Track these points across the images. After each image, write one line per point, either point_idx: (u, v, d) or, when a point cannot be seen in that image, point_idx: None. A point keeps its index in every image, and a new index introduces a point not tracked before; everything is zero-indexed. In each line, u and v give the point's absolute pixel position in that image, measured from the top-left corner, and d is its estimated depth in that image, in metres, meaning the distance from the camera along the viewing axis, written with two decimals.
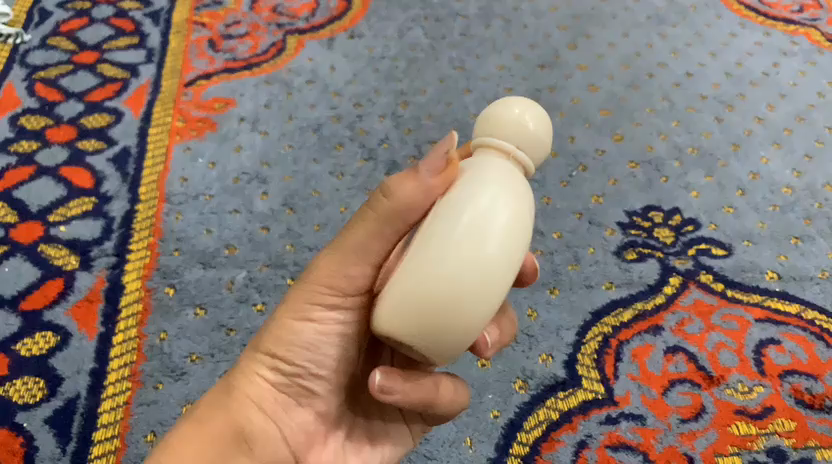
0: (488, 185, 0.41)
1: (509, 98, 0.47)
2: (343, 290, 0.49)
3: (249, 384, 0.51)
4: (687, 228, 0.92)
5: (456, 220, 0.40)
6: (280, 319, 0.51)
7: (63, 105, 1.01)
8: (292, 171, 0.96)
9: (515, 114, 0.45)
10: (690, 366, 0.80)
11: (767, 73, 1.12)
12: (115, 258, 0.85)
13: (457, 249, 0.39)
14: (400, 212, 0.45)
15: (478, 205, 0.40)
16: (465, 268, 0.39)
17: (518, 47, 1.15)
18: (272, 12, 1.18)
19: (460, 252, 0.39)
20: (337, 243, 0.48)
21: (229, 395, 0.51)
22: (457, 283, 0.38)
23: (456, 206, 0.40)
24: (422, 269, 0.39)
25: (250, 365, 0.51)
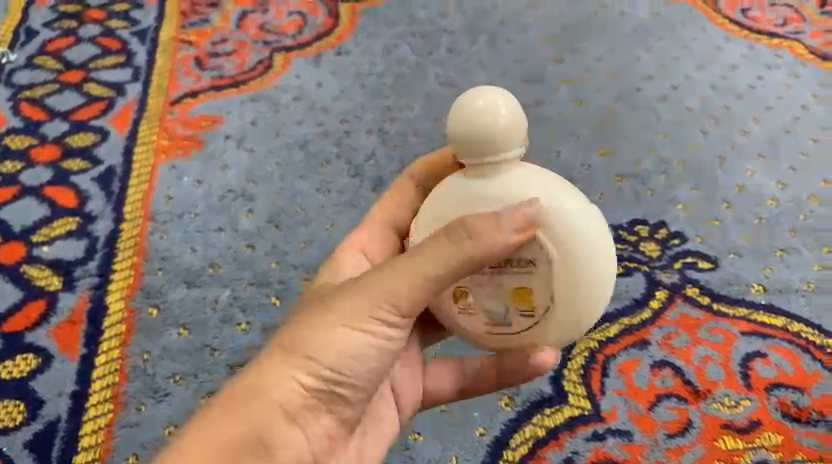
0: (566, 205, 0.47)
1: (459, 101, 0.48)
2: (402, 308, 0.48)
3: (276, 387, 0.48)
4: (673, 242, 0.92)
5: (574, 259, 0.48)
6: (331, 324, 0.49)
7: (48, 124, 1.01)
8: (277, 189, 0.96)
9: (483, 104, 0.47)
10: (677, 381, 0.80)
11: (752, 86, 1.13)
12: (98, 278, 0.84)
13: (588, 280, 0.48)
14: (478, 256, 0.46)
15: (583, 246, 0.48)
16: (595, 289, 0.49)
17: (504, 62, 1.16)
18: (259, 29, 1.18)
19: (592, 282, 0.48)
20: (405, 263, 0.48)
21: (254, 395, 0.48)
22: (595, 300, 0.49)
23: (567, 251, 0.48)
24: (567, 304, 0.49)
25: (283, 366, 0.49)
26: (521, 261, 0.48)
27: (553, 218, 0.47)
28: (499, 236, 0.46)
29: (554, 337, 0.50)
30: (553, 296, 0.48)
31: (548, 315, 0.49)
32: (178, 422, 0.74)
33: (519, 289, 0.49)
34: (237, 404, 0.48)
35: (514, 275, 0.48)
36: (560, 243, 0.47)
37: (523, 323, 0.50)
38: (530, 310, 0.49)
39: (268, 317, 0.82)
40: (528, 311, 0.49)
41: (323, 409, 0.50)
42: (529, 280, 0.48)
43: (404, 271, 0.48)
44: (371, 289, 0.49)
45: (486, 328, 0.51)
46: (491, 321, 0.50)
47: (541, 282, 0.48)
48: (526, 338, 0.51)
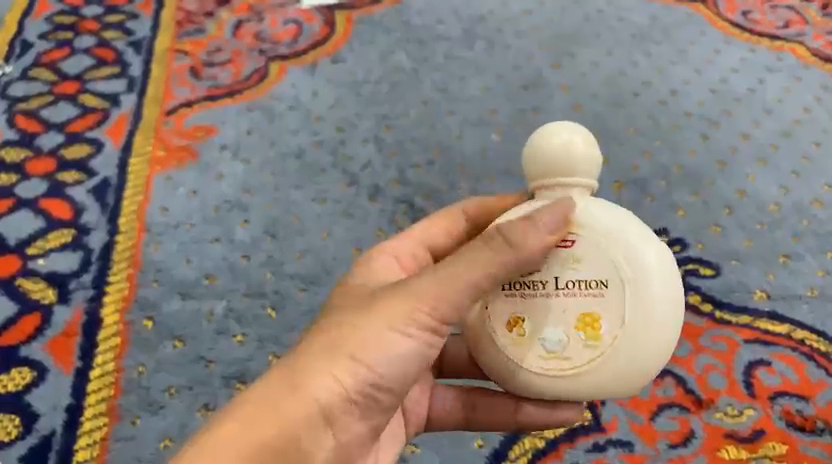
0: (651, 258, 0.50)
1: (544, 132, 0.52)
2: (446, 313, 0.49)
3: (313, 389, 0.47)
4: (674, 249, 0.92)
5: (642, 280, 0.49)
6: (376, 332, 0.48)
7: (43, 136, 1.01)
8: (273, 199, 0.95)
9: (559, 142, 0.51)
10: (679, 390, 0.79)
11: (752, 91, 1.12)
12: (93, 291, 0.84)
13: (656, 304, 0.49)
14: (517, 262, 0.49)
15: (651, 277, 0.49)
16: (663, 327, 0.49)
17: (501, 69, 1.15)
18: (255, 38, 1.18)
19: (661, 307, 0.49)
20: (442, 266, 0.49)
21: (289, 396, 0.47)
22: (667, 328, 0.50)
23: (642, 288, 0.49)
24: (640, 333, 0.49)
25: (322, 373, 0.48)
26: (587, 284, 0.50)
27: (642, 263, 0.49)
28: (539, 230, 0.49)
29: (628, 372, 0.50)
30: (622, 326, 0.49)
31: (614, 347, 0.49)
32: (173, 436, 0.74)
33: (583, 317, 0.50)
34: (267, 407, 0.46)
35: (579, 301, 0.50)
36: (631, 274, 0.49)
37: (587, 356, 0.50)
38: (595, 339, 0.50)
39: (264, 329, 0.82)
40: (592, 341, 0.50)
41: (359, 415, 0.49)
42: (593, 304, 0.50)
43: (446, 278, 0.49)
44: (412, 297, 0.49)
45: (545, 361, 0.51)
46: (548, 352, 0.50)
47: (609, 304, 0.49)
48: (585, 375, 0.50)
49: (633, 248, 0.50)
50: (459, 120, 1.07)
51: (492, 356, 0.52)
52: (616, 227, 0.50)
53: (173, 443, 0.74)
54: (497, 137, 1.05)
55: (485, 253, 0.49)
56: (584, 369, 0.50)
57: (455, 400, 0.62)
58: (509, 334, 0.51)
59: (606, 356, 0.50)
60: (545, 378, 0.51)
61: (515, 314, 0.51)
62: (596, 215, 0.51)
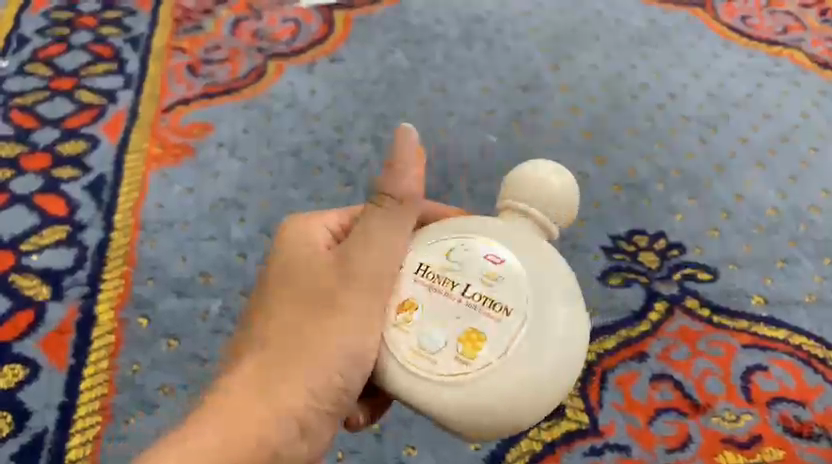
0: (555, 296, 0.56)
1: (536, 163, 0.62)
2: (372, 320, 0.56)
3: (288, 396, 0.55)
4: (673, 252, 0.91)
5: (542, 310, 0.55)
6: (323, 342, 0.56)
7: (39, 131, 1.00)
8: (270, 197, 0.94)
9: (541, 176, 0.60)
10: (676, 394, 0.78)
11: (751, 95, 1.12)
12: (88, 288, 0.83)
13: (548, 338, 0.55)
14: (389, 212, 0.58)
15: (556, 308, 0.56)
16: (531, 373, 0.54)
17: (500, 70, 1.15)
18: (253, 36, 1.17)
19: (548, 343, 0.55)
20: (366, 273, 0.56)
21: (266, 399, 0.55)
22: (552, 361, 0.55)
23: (541, 312, 0.55)
24: (524, 360, 0.54)
25: (286, 382, 0.56)
26: (493, 302, 0.56)
27: (548, 294, 0.56)
28: (409, 178, 0.58)
29: (491, 396, 0.54)
30: (502, 355, 0.54)
31: (477, 373, 0.54)
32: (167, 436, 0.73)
33: (469, 331, 0.55)
34: (244, 412, 0.55)
35: (477, 315, 0.55)
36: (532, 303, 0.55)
37: (452, 368, 0.54)
38: (470, 357, 0.54)
39: None
40: (467, 356, 0.55)
41: (329, 413, 0.58)
42: (488, 321, 0.55)
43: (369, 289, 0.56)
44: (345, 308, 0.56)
45: (415, 359, 0.55)
46: (421, 350, 0.55)
47: (506, 324, 0.55)
48: (454, 385, 0.54)
49: (548, 282, 0.56)
50: (458, 121, 1.07)
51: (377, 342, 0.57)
52: (536, 257, 0.57)
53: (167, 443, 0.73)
54: (496, 139, 1.05)
55: (384, 236, 0.58)
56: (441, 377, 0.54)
57: None
58: (397, 317, 0.57)
59: (474, 376, 0.54)
60: (401, 368, 0.56)
61: (407, 299, 0.57)
62: (523, 242, 0.58)
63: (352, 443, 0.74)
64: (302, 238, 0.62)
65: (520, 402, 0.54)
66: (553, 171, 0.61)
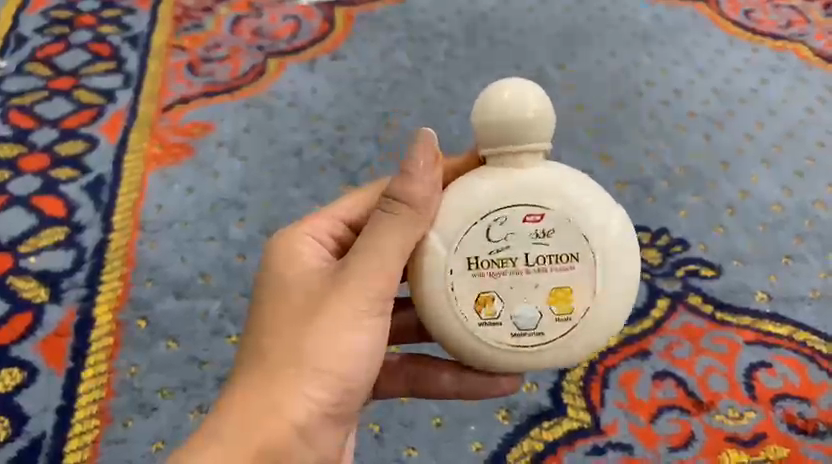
0: (596, 216, 0.52)
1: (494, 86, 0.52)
2: (373, 305, 0.52)
3: (291, 409, 0.51)
4: (676, 249, 0.91)
5: (602, 242, 0.51)
6: (318, 339, 0.52)
7: (37, 132, 1.00)
8: (271, 197, 0.94)
9: (510, 96, 0.50)
10: (679, 392, 0.77)
11: (756, 90, 1.11)
12: (86, 290, 0.82)
13: (620, 261, 0.52)
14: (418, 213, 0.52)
15: (607, 228, 0.52)
16: (624, 292, 0.52)
17: (503, 67, 1.14)
18: (254, 34, 1.17)
19: (622, 265, 0.52)
20: (361, 258, 0.52)
21: (269, 412, 0.51)
22: (627, 274, 0.52)
23: (601, 244, 0.51)
24: (611, 293, 0.52)
25: (287, 389, 0.51)
26: (558, 258, 0.51)
27: (595, 221, 0.51)
28: (421, 180, 0.52)
29: (603, 329, 0.52)
30: (595, 293, 0.52)
31: (586, 319, 0.52)
32: (164, 439, 0.73)
33: (555, 290, 0.52)
34: (246, 428, 0.50)
35: (550, 276, 0.52)
36: (593, 244, 0.51)
37: (558, 330, 0.52)
38: (568, 312, 0.52)
39: None
40: (564, 313, 0.52)
41: (334, 420, 0.54)
42: (567, 278, 0.52)
43: (369, 276, 0.52)
44: (343, 300, 0.52)
45: (518, 337, 0.52)
46: (520, 330, 0.52)
47: (578, 279, 0.52)
48: (563, 342, 0.52)
49: (585, 207, 0.52)
50: (460, 118, 1.06)
51: (450, 328, 0.53)
52: (567, 188, 0.52)
53: (166, 446, 0.73)
54: None
55: (403, 233, 0.51)
56: (555, 343, 0.52)
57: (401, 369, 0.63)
58: (478, 313, 0.52)
59: (577, 329, 0.52)
60: (516, 355, 0.52)
61: (485, 292, 0.52)
62: (546, 184, 0.52)
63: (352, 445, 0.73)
64: (289, 254, 0.56)
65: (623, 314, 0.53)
66: (517, 85, 0.51)
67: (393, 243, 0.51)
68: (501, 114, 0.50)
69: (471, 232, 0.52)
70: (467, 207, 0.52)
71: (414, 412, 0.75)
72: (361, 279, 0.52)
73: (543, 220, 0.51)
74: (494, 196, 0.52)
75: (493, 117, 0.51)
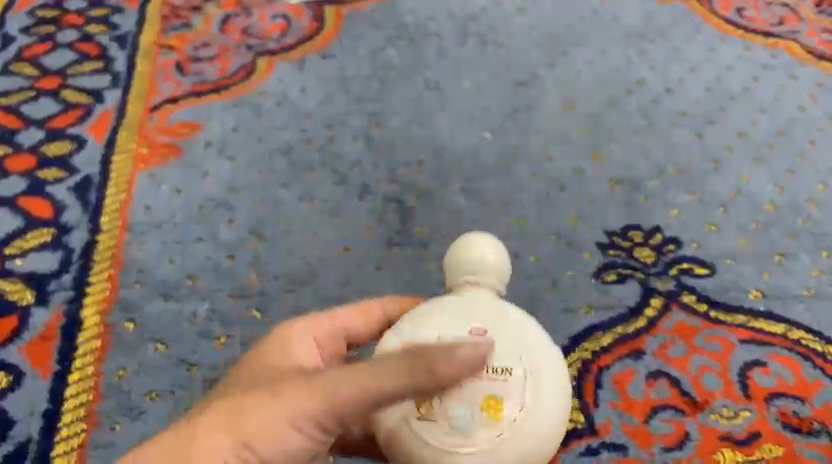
0: (536, 351, 0.56)
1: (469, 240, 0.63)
2: (349, 391, 0.52)
3: (226, 443, 0.53)
4: (668, 248, 0.90)
5: (536, 370, 0.55)
6: (290, 398, 0.53)
7: (24, 132, 0.98)
8: (260, 197, 0.93)
9: (480, 253, 0.62)
10: (673, 391, 0.77)
11: (747, 88, 1.10)
12: (73, 292, 0.81)
13: (549, 390, 0.55)
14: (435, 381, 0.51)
15: (541, 360, 0.56)
16: (551, 423, 0.55)
17: (494, 66, 1.13)
18: (243, 33, 1.16)
19: (549, 395, 0.55)
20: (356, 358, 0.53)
21: (219, 435, 0.54)
22: (553, 398, 0.55)
23: (536, 375, 0.55)
24: (535, 414, 0.54)
25: (239, 426, 0.53)
26: (494, 369, 0.54)
27: (532, 348, 0.56)
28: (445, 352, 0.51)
29: (526, 446, 0.54)
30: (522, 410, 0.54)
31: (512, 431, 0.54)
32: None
33: (488, 398, 0.54)
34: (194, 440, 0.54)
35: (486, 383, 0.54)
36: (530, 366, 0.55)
37: (487, 437, 0.53)
38: (496, 421, 0.54)
39: (248, 332, 0.79)
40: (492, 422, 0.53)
41: None
42: (498, 388, 0.54)
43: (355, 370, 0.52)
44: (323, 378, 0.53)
45: (448, 436, 0.54)
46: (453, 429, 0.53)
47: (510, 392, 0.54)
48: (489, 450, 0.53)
49: (529, 339, 0.56)
50: (451, 118, 1.05)
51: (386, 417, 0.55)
52: (512, 320, 0.57)
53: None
54: (489, 135, 1.03)
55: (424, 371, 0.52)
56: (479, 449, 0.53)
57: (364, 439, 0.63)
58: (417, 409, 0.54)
59: (501, 440, 0.53)
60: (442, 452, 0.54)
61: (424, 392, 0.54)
62: (495, 315, 0.57)
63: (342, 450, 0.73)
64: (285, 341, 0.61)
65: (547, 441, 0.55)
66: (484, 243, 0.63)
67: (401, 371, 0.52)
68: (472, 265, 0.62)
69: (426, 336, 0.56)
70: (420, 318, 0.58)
71: None
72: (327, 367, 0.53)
73: (484, 333, 0.56)
74: (444, 310, 0.57)
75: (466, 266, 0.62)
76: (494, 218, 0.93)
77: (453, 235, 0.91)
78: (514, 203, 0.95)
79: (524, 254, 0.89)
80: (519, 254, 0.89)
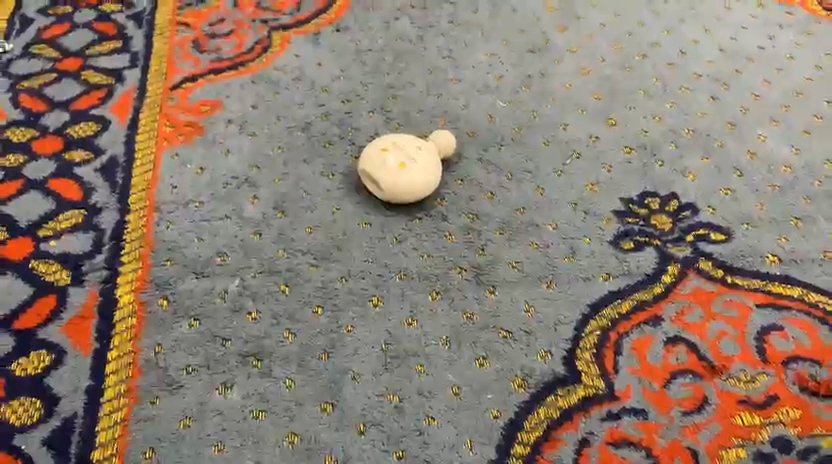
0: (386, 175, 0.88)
1: (372, 169, 0.89)
2: None
3: None
4: (685, 214, 0.91)
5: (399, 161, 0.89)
6: None
7: (48, 115, 0.99)
8: (282, 174, 0.94)
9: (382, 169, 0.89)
10: (691, 357, 0.78)
11: (763, 47, 1.14)
12: (107, 272, 0.83)
13: (393, 173, 0.88)
14: (412, 192, 0.89)
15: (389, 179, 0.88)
16: (399, 172, 0.88)
17: (506, 34, 1.16)
18: (256, 7, 1.18)
19: (391, 174, 0.88)
20: None
21: None
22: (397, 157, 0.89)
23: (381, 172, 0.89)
24: (397, 178, 0.88)
25: None
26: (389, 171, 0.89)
27: (391, 182, 0.88)
28: (418, 176, 0.88)
29: (398, 164, 0.89)
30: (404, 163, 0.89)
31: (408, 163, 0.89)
32: None
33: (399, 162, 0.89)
34: None
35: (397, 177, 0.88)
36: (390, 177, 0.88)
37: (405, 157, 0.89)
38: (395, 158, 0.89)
39: (277, 306, 0.81)
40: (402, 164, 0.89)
41: None
42: (413, 170, 0.88)
43: None
44: None
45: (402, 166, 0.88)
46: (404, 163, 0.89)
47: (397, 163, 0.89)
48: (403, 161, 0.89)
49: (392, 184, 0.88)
50: (466, 86, 1.08)
51: (410, 188, 0.88)
52: (391, 177, 0.88)
53: None
54: (504, 105, 1.05)
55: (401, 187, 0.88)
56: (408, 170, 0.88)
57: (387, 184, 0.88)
58: (401, 185, 0.88)
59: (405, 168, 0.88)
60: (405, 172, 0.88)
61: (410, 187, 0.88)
62: (379, 167, 0.89)
63: (373, 416, 0.73)
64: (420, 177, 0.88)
65: (399, 172, 0.88)
66: (375, 174, 0.89)
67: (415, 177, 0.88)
68: (374, 167, 0.89)
69: (391, 177, 0.88)
70: (388, 177, 0.88)
71: (433, 384, 0.75)
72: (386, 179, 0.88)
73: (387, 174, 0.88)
74: (389, 174, 0.88)
75: (372, 169, 0.90)
76: (512, 188, 0.94)
77: (472, 207, 0.92)
78: (531, 173, 0.96)
79: (542, 224, 0.90)
80: (538, 224, 0.90)
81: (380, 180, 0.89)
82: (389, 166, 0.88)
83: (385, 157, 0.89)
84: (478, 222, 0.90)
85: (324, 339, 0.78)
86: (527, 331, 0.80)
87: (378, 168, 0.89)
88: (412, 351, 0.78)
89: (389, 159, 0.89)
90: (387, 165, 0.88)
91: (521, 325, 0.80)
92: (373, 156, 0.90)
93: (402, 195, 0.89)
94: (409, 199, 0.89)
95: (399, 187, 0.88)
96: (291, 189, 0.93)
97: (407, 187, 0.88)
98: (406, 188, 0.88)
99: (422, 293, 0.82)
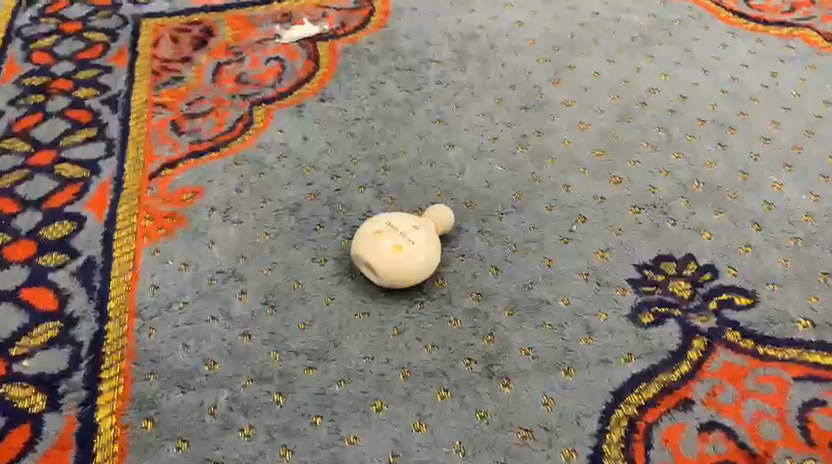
0: (381, 260, 0.81)
1: (365, 253, 0.82)
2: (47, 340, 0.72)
3: None
4: (704, 278, 0.85)
5: (395, 243, 0.82)
6: None
7: (21, 216, 0.94)
8: (270, 263, 0.88)
9: (376, 252, 0.82)
10: (729, 445, 0.71)
11: (766, 86, 1.09)
12: (86, 392, 0.76)
13: (389, 258, 0.81)
14: (411, 276, 0.82)
15: (384, 264, 0.81)
16: (395, 255, 0.81)
17: (497, 91, 1.11)
18: (236, 81, 1.13)
19: (388, 258, 0.81)
20: None
21: None
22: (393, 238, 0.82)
23: (376, 257, 0.82)
24: (395, 262, 0.81)
25: None
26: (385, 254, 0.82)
27: (388, 267, 0.81)
28: (417, 257, 0.82)
29: (394, 247, 0.82)
30: (401, 244, 0.82)
31: (406, 244, 0.82)
32: None
33: (396, 245, 0.82)
34: None
35: (394, 261, 0.81)
36: (386, 262, 0.81)
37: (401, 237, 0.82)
38: (390, 240, 0.82)
39: (272, 419, 0.74)
40: (398, 246, 0.82)
41: None
42: (411, 251, 0.82)
43: None
44: None
45: (399, 248, 0.82)
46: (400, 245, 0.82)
47: (394, 245, 0.82)
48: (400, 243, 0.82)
49: (388, 269, 0.81)
50: (460, 151, 1.02)
51: (410, 272, 0.82)
52: (387, 262, 0.81)
53: None
54: (502, 170, 0.99)
55: (399, 271, 0.81)
56: (405, 252, 0.81)
57: (384, 270, 0.81)
58: (398, 269, 0.81)
59: (403, 250, 0.82)
60: (402, 255, 0.81)
61: (409, 271, 0.82)
62: (373, 251, 0.82)
63: None
64: (420, 259, 0.82)
65: (396, 256, 0.81)
66: (369, 258, 0.82)
67: (414, 259, 0.81)
68: (368, 252, 0.82)
69: (386, 262, 0.81)
70: (383, 262, 0.81)
71: None
72: (382, 264, 0.82)
73: (383, 259, 0.81)
74: (385, 258, 0.81)
75: (365, 254, 0.82)
76: (518, 261, 0.88)
77: (476, 285, 0.86)
78: (537, 243, 0.90)
79: (553, 300, 0.84)
80: (548, 301, 0.84)
81: (374, 266, 0.82)
82: (384, 249, 0.82)
83: (379, 240, 0.82)
84: (484, 303, 0.84)
85: (325, 454, 0.72)
86: (547, 428, 0.73)
87: (372, 252, 0.82)
88: (423, 461, 0.71)
89: (384, 240, 0.82)
90: (382, 249, 0.82)
91: (540, 422, 0.74)
92: (366, 239, 0.83)
93: (402, 280, 0.82)
94: (407, 282, 0.83)
95: (398, 272, 0.81)
96: (281, 279, 0.87)
97: (407, 273, 0.82)
98: (405, 272, 0.82)
99: (429, 392, 0.76)
